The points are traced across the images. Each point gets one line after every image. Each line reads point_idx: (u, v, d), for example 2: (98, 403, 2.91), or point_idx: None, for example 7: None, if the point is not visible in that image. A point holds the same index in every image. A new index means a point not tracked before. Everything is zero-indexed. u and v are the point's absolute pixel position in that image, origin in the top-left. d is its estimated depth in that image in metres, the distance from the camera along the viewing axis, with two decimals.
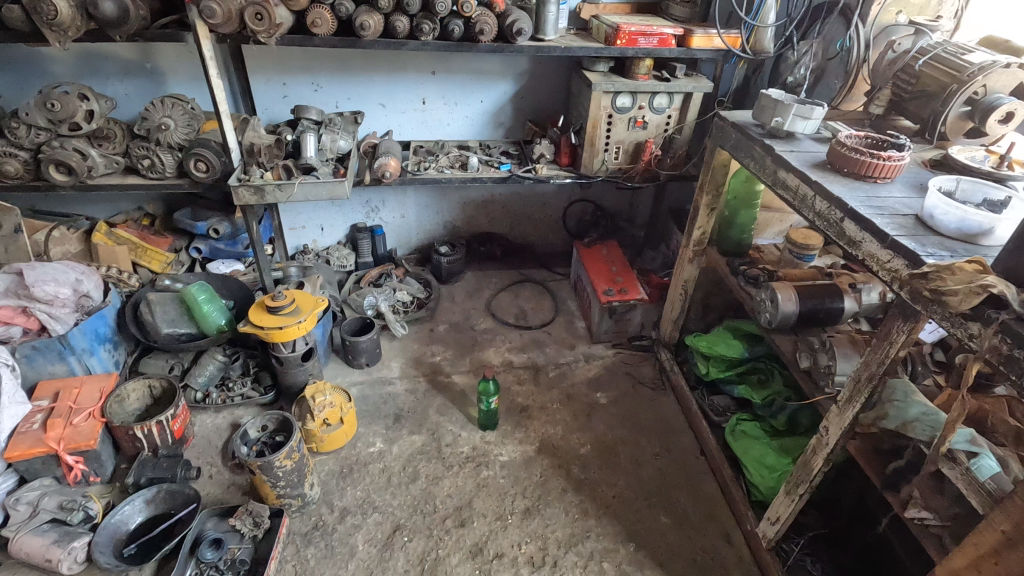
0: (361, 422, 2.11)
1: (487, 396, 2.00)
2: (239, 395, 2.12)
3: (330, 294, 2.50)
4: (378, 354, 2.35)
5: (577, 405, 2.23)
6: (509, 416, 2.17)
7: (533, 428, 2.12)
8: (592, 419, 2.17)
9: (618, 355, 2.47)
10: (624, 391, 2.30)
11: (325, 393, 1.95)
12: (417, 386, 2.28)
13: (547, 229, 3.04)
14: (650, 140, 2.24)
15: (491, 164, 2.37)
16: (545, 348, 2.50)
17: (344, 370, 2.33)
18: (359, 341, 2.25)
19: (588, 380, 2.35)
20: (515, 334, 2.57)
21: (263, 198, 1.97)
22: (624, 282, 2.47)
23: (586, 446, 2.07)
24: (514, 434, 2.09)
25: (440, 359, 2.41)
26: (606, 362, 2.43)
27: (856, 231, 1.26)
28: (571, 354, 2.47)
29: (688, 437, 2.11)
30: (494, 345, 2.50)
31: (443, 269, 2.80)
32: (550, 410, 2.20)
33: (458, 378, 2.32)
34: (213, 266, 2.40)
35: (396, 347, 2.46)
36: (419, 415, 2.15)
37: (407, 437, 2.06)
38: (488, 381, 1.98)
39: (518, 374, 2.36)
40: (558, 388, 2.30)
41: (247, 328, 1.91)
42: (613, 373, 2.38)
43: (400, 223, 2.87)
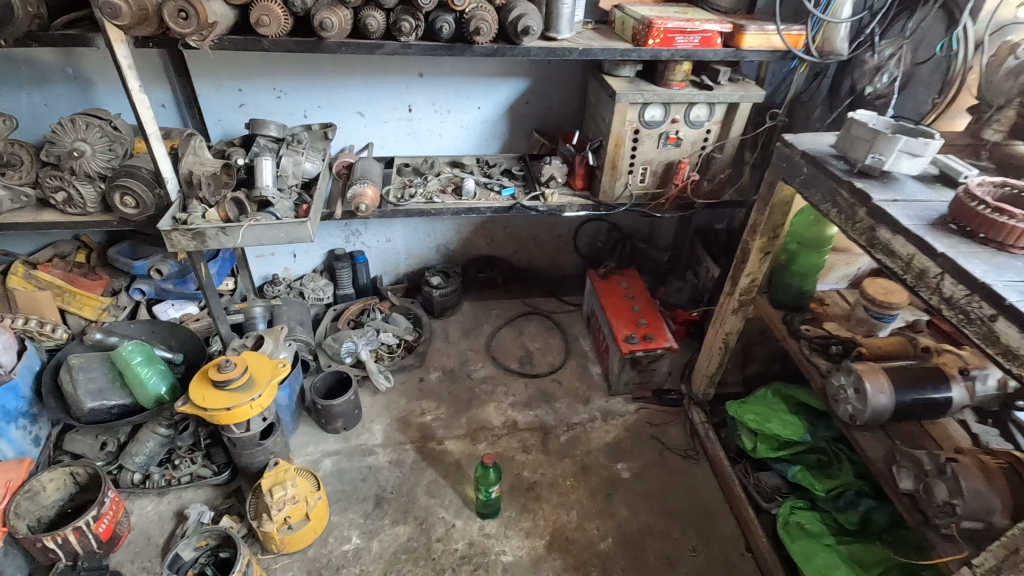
0: (335, 509, 1.75)
1: (487, 485, 1.63)
2: (187, 474, 1.76)
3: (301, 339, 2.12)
4: (357, 416, 1.99)
5: (594, 480, 1.86)
6: (513, 498, 1.80)
7: (543, 515, 1.76)
8: (612, 499, 1.81)
9: (642, 412, 2.09)
10: (649, 460, 1.93)
11: (286, 486, 1.56)
12: (404, 457, 1.91)
13: (555, 252, 2.64)
14: (684, 160, 1.84)
15: (490, 188, 1.97)
16: (555, 403, 2.13)
17: (314, 436, 1.96)
18: (333, 405, 1.88)
19: (607, 446, 1.98)
20: (519, 384, 2.19)
21: (204, 244, 1.56)
22: (648, 325, 2.09)
23: (606, 538, 1.71)
24: (520, 524, 1.73)
25: (430, 419, 2.04)
26: (627, 422, 2.06)
27: (1020, 340, 0.87)
28: (585, 411, 2.10)
29: (730, 526, 1.75)
30: (495, 399, 2.13)
31: (434, 302, 2.41)
32: (563, 488, 1.84)
33: (451, 446, 1.96)
34: (160, 310, 2.02)
35: (379, 404, 2.09)
36: (405, 499, 1.79)
37: (390, 531, 1.70)
38: (486, 467, 1.59)
39: (523, 440, 1.99)
40: (572, 457, 1.94)
41: (187, 408, 1.53)
42: (636, 437, 2.01)
43: (385, 248, 2.47)
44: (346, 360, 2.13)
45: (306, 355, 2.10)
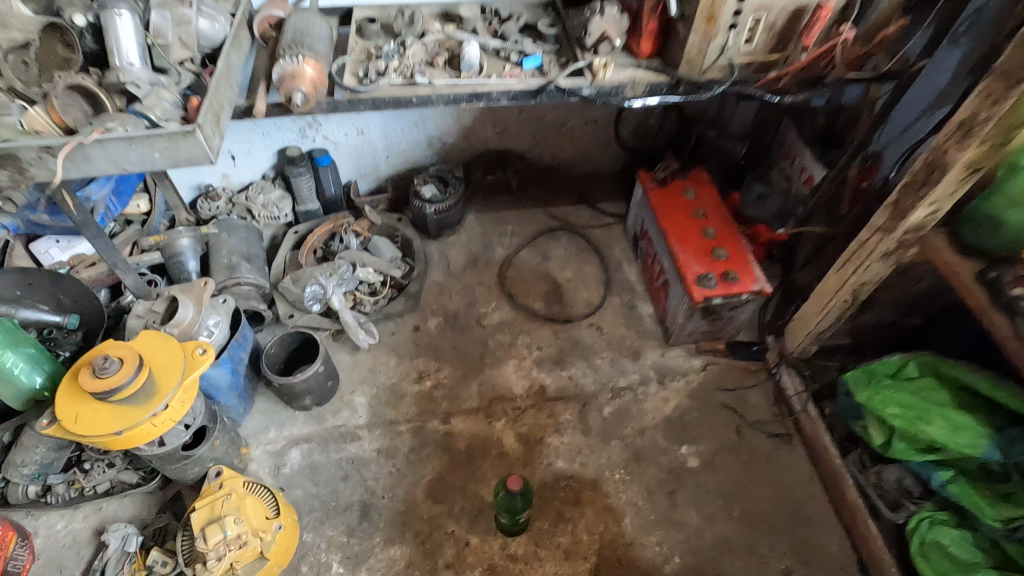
0: (309, 525, 1.31)
1: (513, 515, 1.18)
2: (103, 483, 1.31)
3: (247, 286, 1.57)
4: (329, 389, 1.48)
5: (651, 472, 1.40)
6: (544, 502, 1.35)
7: (587, 526, 1.32)
8: (678, 500, 1.36)
9: (710, 371, 1.58)
10: (724, 440, 1.46)
11: (225, 526, 1.09)
12: (397, 444, 1.44)
13: (589, 143, 1.96)
14: (825, 3, 1.11)
15: (507, 57, 1.27)
16: (594, 359, 1.61)
17: (276, 416, 1.48)
18: (295, 383, 1.38)
19: (667, 421, 1.49)
20: (545, 333, 1.67)
21: (26, 176, 0.92)
22: (728, 258, 1.50)
23: (672, 559, 1.28)
24: (556, 541, 1.30)
25: (431, 388, 1.55)
26: (691, 387, 1.55)
27: None
28: (634, 370, 1.59)
29: (835, 537, 1.31)
30: (515, 357, 1.62)
31: (429, 221, 1.80)
32: (611, 487, 1.38)
33: (459, 426, 1.48)
34: (39, 251, 1.43)
35: (361, 368, 1.58)
36: (403, 508, 1.34)
37: (384, 555, 1.28)
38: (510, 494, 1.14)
39: (556, 414, 1.50)
40: (621, 438, 1.46)
41: (54, 431, 1.01)
42: (704, 408, 1.51)
43: (357, 143, 1.79)
44: (315, 309, 1.60)
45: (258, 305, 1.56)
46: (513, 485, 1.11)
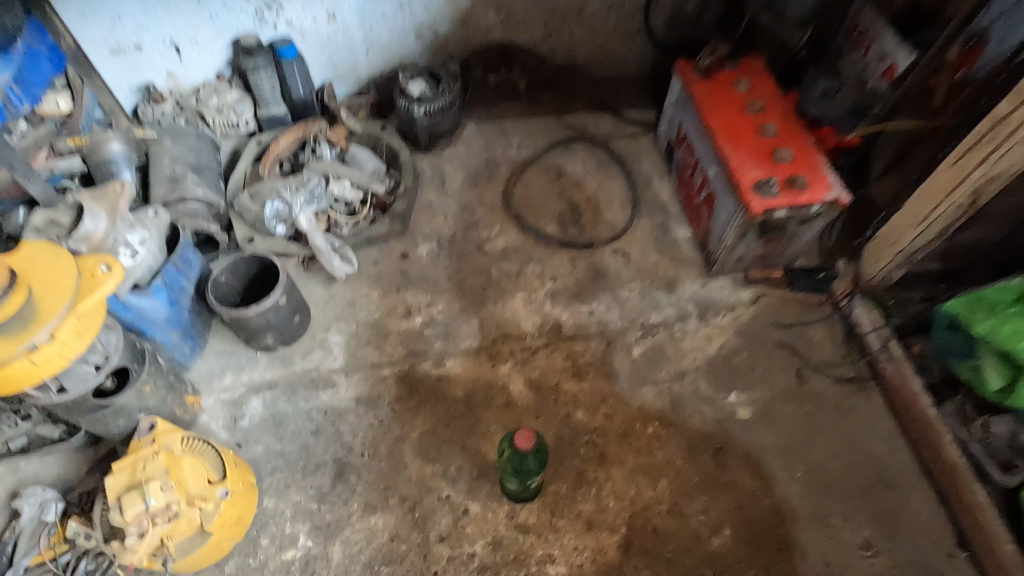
0: (270, 489, 1.07)
1: (524, 478, 0.93)
2: (19, 438, 1.07)
3: (194, 205, 1.28)
4: (296, 327, 1.21)
5: (693, 426, 1.14)
6: (561, 461, 1.10)
7: (613, 491, 1.07)
8: (727, 458, 1.10)
9: (762, 305, 1.30)
10: (781, 386, 1.18)
11: (148, 496, 0.83)
12: (380, 392, 1.18)
13: (613, 34, 1.61)
14: None
15: None
16: (620, 291, 1.33)
17: (235, 359, 1.22)
18: (251, 319, 1.12)
19: (711, 364, 1.22)
20: (560, 261, 1.38)
21: None
22: (794, 160, 1.18)
23: (721, 530, 1.03)
24: (575, 508, 1.05)
25: (421, 326, 1.28)
26: (739, 324, 1.27)
27: None
28: (669, 304, 1.31)
29: (925, 504, 1.05)
30: (524, 288, 1.33)
31: (418, 127, 1.48)
32: (644, 443, 1.12)
33: (456, 370, 1.21)
34: None
35: (337, 302, 1.31)
36: (386, 468, 1.09)
37: (362, 525, 1.03)
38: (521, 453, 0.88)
39: (574, 356, 1.23)
40: (655, 385, 1.19)
41: None
42: (755, 348, 1.24)
43: (329, 31, 1.46)
44: (282, 234, 1.33)
45: (212, 227, 1.28)
46: (526, 442, 0.85)
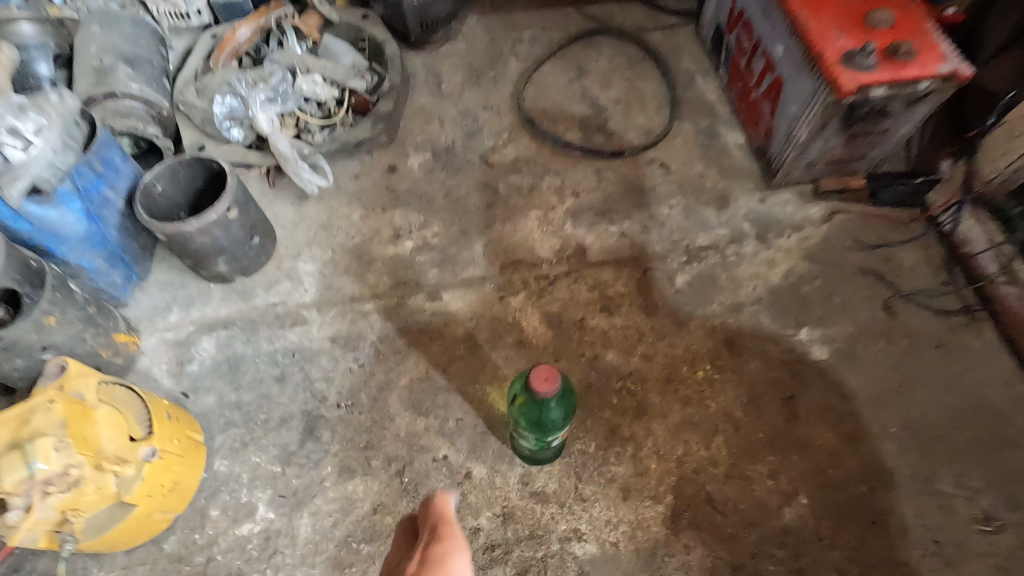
0: (223, 449, 0.85)
1: (546, 436, 0.69)
2: None
3: (127, 104, 1.01)
4: (255, 252, 0.97)
5: (755, 370, 0.90)
6: (588, 414, 0.87)
7: (656, 450, 0.84)
8: (800, 410, 0.86)
9: (836, 223, 1.04)
10: (865, 321, 0.94)
11: (31, 458, 0.60)
12: (361, 331, 0.95)
13: None
14: None
15: None
16: (658, 209, 1.07)
17: (184, 292, 0.99)
18: (194, 240, 0.87)
19: (775, 295, 0.97)
20: (583, 174, 1.12)
21: None
22: (894, 26, 0.90)
23: (796, 499, 0.80)
24: (607, 472, 0.83)
25: (413, 251, 1.03)
26: (809, 246, 1.02)
27: None
28: (719, 223, 1.05)
29: None
30: (539, 206, 1.08)
31: (406, 13, 1.20)
32: (692, 390, 0.88)
33: (455, 304, 0.97)
34: None
35: (309, 225, 1.06)
36: (368, 423, 0.87)
37: (337, 493, 0.82)
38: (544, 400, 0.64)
39: (602, 286, 0.99)
40: (704, 320, 0.95)
41: None
42: (830, 275, 0.98)
43: None
44: (239, 140, 1.08)
45: (150, 134, 1.04)
46: (552, 382, 0.61)
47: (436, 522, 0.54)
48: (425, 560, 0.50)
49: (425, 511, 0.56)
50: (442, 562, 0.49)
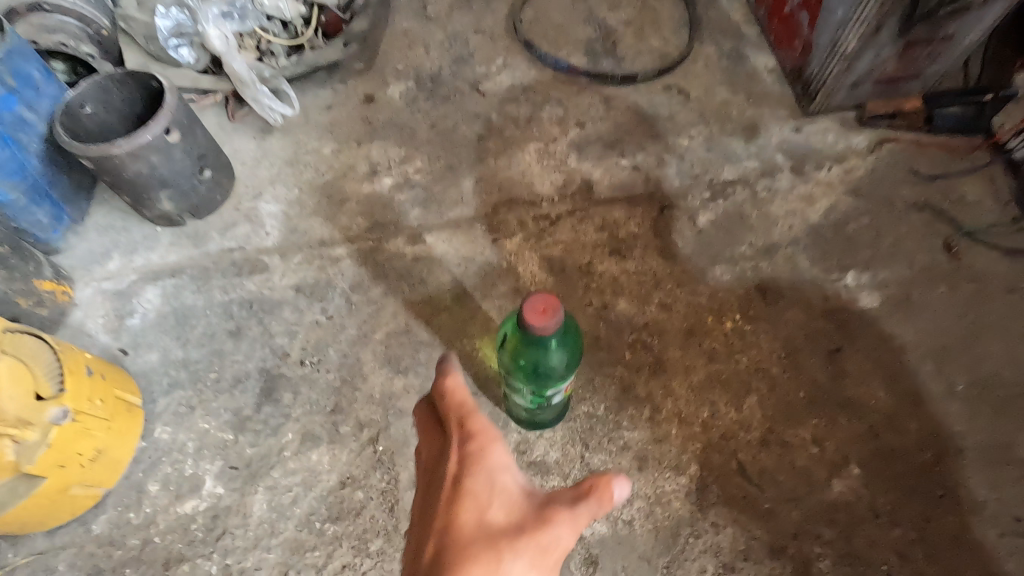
0: (166, 414, 0.72)
1: (544, 387, 0.56)
2: None
3: (57, 19, 0.86)
4: (207, 188, 0.83)
5: (793, 320, 0.76)
6: (596, 371, 0.73)
7: (677, 414, 0.71)
8: (847, 365, 0.73)
9: (885, 153, 0.89)
10: (923, 263, 0.80)
11: None
12: (330, 278, 0.81)
13: None
14: None
15: None
16: (676, 140, 0.92)
17: (126, 237, 0.85)
18: (127, 167, 0.74)
19: (815, 235, 0.83)
20: (589, 103, 0.97)
21: None
22: None
23: (846, 470, 0.67)
24: (620, 438, 0.69)
25: (392, 189, 0.89)
26: (853, 180, 0.87)
27: None
28: (748, 155, 0.90)
29: None
30: (538, 139, 0.93)
31: None
32: (719, 344, 0.75)
33: (440, 248, 0.83)
34: None
35: (272, 160, 0.92)
36: (337, 382, 0.74)
37: (298, 464, 0.69)
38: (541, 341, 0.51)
39: (612, 227, 0.84)
40: (732, 263, 0.81)
41: None
42: (880, 211, 0.84)
43: None
44: (191, 65, 0.93)
45: (86, 55, 0.89)
46: (551, 315, 0.47)
47: (458, 416, 0.46)
48: (461, 462, 0.44)
49: (442, 403, 0.48)
50: (479, 464, 0.43)
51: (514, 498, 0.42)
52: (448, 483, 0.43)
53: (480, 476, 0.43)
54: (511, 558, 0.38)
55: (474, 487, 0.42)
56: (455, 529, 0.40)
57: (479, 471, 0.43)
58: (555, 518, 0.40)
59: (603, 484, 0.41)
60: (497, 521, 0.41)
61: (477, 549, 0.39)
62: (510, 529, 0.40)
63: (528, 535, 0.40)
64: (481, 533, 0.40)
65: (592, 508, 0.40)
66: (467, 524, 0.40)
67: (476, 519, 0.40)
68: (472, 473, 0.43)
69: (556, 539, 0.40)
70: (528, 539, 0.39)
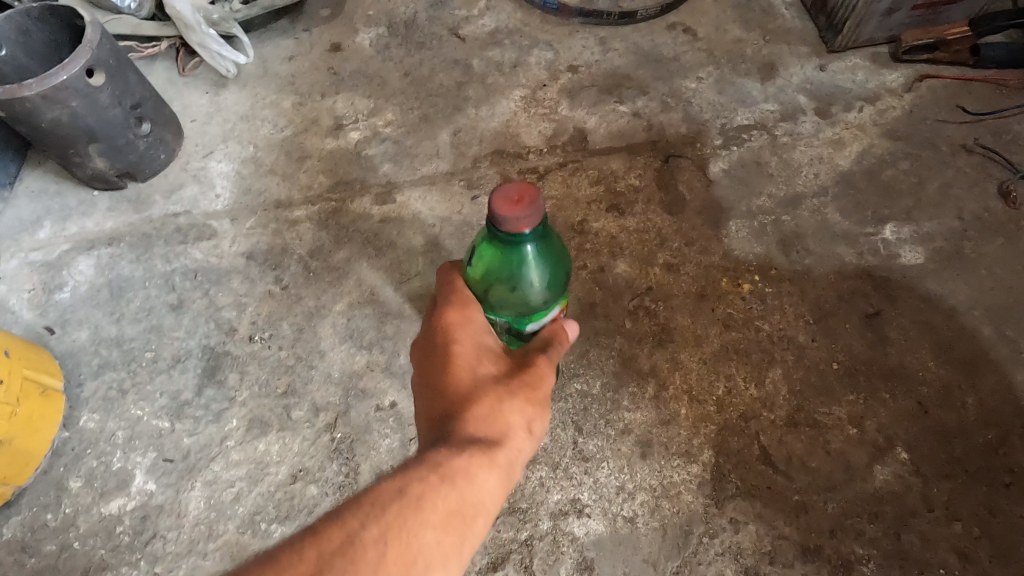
0: (94, 399, 0.62)
1: (518, 321, 0.43)
2: None
3: None
4: (146, 144, 0.73)
5: (823, 280, 0.65)
6: (591, 343, 0.63)
7: (687, 390, 0.60)
8: (889, 331, 0.62)
9: (925, 90, 0.77)
10: (974, 213, 0.68)
11: None
12: (286, 243, 0.71)
13: None
14: None
15: None
16: (682, 83, 0.81)
17: (59, 203, 0.75)
18: (44, 114, 0.64)
19: (846, 184, 0.71)
20: (582, 45, 0.85)
21: None
22: None
23: (890, 454, 0.56)
24: (619, 420, 0.59)
25: (359, 143, 0.79)
26: (889, 121, 0.75)
27: None
28: (765, 97, 0.79)
29: None
30: (525, 85, 0.82)
31: None
32: (735, 309, 0.64)
33: (412, 207, 0.73)
34: None
35: (225, 115, 0.81)
36: (290, 360, 0.64)
37: (243, 455, 0.59)
38: (517, 250, 0.38)
39: (608, 180, 0.73)
40: (750, 218, 0.69)
41: None
42: (920, 155, 0.72)
43: None
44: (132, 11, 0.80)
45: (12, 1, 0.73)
46: (529, 205, 0.35)
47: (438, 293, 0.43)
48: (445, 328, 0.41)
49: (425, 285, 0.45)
50: (464, 327, 0.41)
51: (500, 356, 0.41)
52: (435, 350, 0.40)
53: (468, 337, 0.40)
54: (510, 402, 0.38)
55: (462, 350, 0.40)
56: (450, 390, 0.38)
57: (465, 333, 0.40)
58: (539, 363, 0.40)
59: (555, 335, 0.43)
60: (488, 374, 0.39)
61: (478, 399, 0.37)
62: (503, 377, 0.39)
63: (523, 380, 0.39)
64: (479, 386, 0.38)
65: (555, 347, 0.43)
66: (464, 378, 0.38)
67: (470, 373, 0.39)
68: (459, 337, 0.40)
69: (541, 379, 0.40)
70: (522, 382, 0.39)
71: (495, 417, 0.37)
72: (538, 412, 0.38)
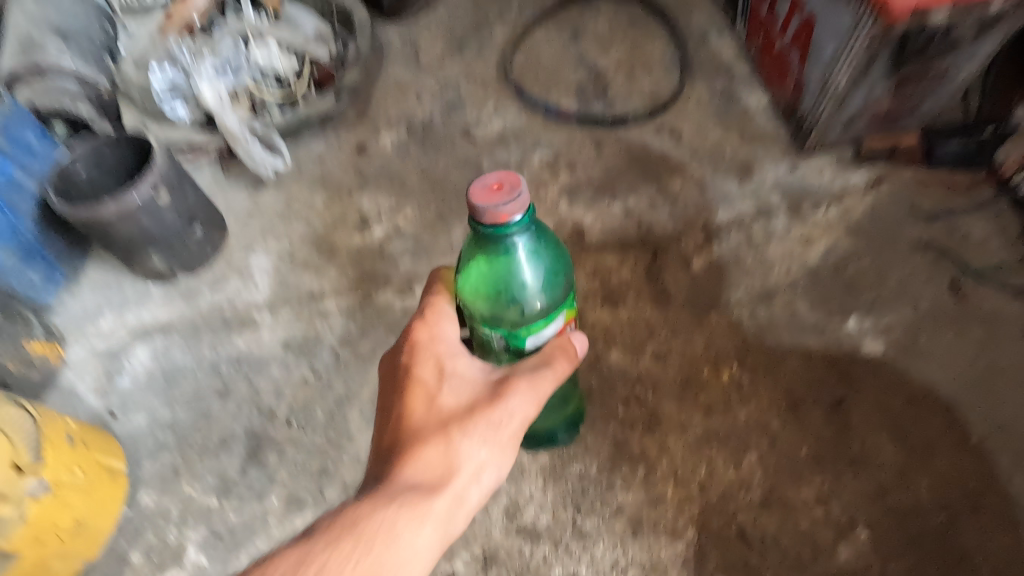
0: (152, 478, 0.71)
1: (523, 331, 0.47)
2: None
3: (57, 83, 0.86)
4: (197, 245, 0.84)
5: (795, 370, 0.73)
6: (587, 429, 0.71)
7: (673, 473, 0.68)
8: (853, 418, 0.69)
9: (884, 192, 0.86)
10: (928, 306, 0.76)
11: None
12: (318, 334, 0.80)
13: None
14: None
15: None
16: (669, 183, 0.91)
17: (119, 295, 0.86)
18: (115, 227, 0.75)
19: (814, 278, 0.80)
20: (580, 147, 0.96)
21: None
22: None
23: (853, 533, 0.64)
24: (612, 501, 0.67)
25: (382, 239, 0.89)
26: (853, 220, 0.84)
27: None
28: (743, 197, 0.88)
29: None
30: (529, 185, 0.93)
31: None
32: (716, 397, 0.72)
33: None
34: None
35: (264, 213, 0.92)
36: (323, 443, 0.72)
37: (283, 531, 0.68)
38: (506, 247, 0.44)
39: (603, 275, 0.83)
40: (729, 311, 0.78)
41: None
42: (881, 253, 0.81)
43: None
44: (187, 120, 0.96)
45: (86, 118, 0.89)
46: (508, 191, 0.41)
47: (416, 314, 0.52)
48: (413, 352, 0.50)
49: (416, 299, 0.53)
50: (430, 352, 0.50)
51: (463, 381, 0.49)
52: (401, 371, 0.50)
53: (430, 364, 0.50)
54: (458, 437, 0.47)
55: (424, 374, 0.49)
56: (410, 416, 0.48)
57: (429, 359, 0.50)
58: (515, 385, 0.47)
59: (564, 346, 0.49)
60: (448, 403, 0.48)
61: (433, 430, 0.47)
62: (457, 408, 0.48)
63: (480, 413, 0.47)
64: (434, 417, 0.47)
65: (553, 370, 0.48)
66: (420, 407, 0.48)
67: (428, 401, 0.48)
68: (422, 359, 0.50)
69: (507, 417, 0.47)
70: (480, 420, 0.47)
71: (444, 449, 0.46)
72: (488, 445, 0.47)
